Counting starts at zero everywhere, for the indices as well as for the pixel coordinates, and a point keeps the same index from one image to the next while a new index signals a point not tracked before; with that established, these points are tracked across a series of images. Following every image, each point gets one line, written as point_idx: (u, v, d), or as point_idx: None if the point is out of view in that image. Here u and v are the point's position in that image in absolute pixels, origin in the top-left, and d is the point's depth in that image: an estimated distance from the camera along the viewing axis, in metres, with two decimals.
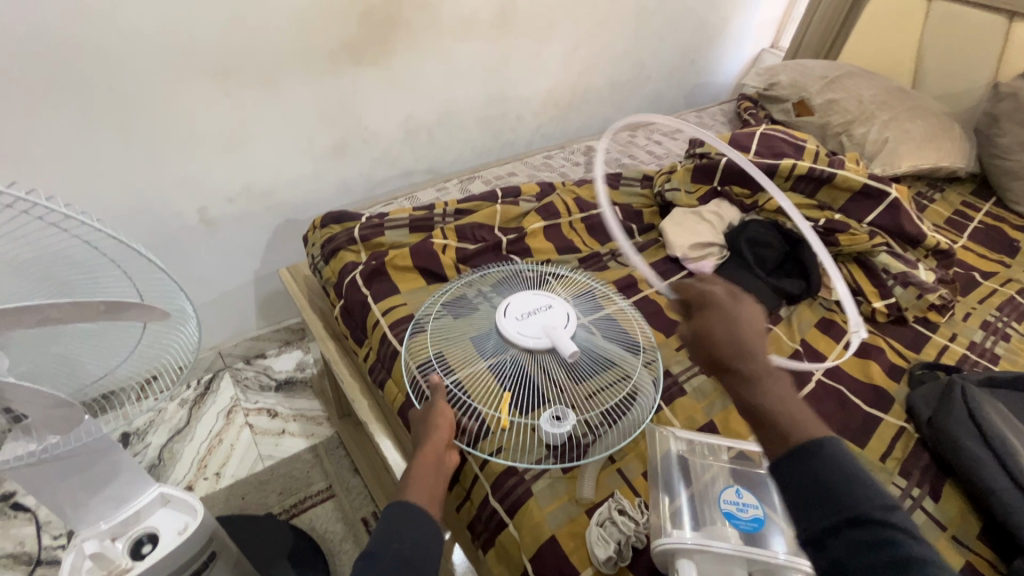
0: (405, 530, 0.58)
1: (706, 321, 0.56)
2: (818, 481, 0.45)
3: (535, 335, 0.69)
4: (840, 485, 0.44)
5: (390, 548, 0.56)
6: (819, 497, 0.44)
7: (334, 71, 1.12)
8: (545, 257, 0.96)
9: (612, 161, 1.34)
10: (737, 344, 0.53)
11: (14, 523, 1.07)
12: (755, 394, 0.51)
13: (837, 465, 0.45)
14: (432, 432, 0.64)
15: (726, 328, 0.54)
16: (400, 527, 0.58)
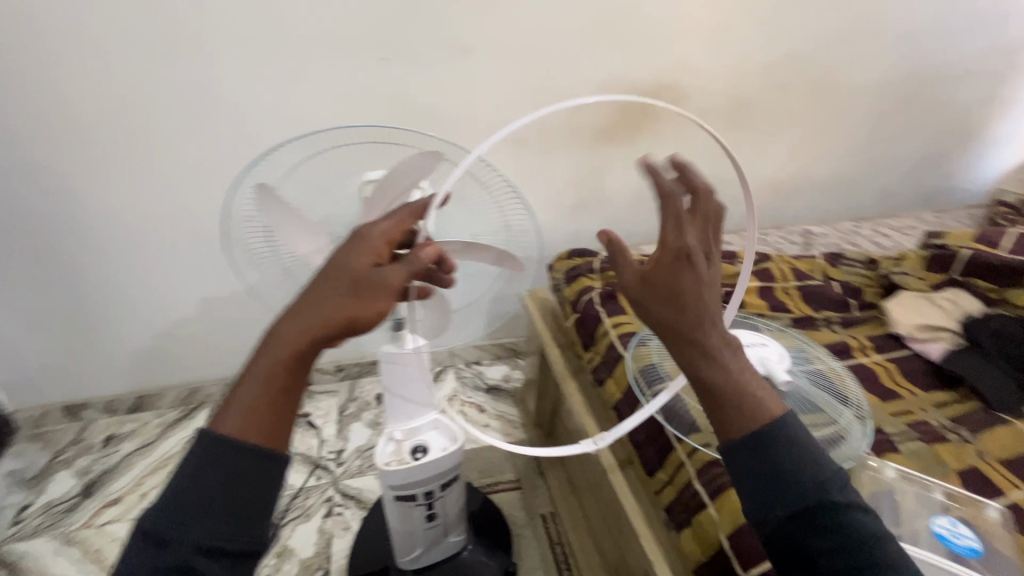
0: (226, 477, 0.52)
1: (662, 287, 0.55)
2: (766, 476, 0.55)
3: (756, 362, 0.83)
4: (802, 476, 0.54)
5: (184, 533, 0.50)
6: (774, 486, 0.54)
7: (593, 146, 1.42)
8: (758, 311, 1.06)
9: (832, 245, 1.38)
10: (698, 318, 0.55)
11: (307, 435, 1.49)
12: (711, 367, 0.56)
13: (805, 461, 0.55)
14: (291, 338, 0.55)
15: (679, 302, 0.55)
16: (208, 472, 0.52)
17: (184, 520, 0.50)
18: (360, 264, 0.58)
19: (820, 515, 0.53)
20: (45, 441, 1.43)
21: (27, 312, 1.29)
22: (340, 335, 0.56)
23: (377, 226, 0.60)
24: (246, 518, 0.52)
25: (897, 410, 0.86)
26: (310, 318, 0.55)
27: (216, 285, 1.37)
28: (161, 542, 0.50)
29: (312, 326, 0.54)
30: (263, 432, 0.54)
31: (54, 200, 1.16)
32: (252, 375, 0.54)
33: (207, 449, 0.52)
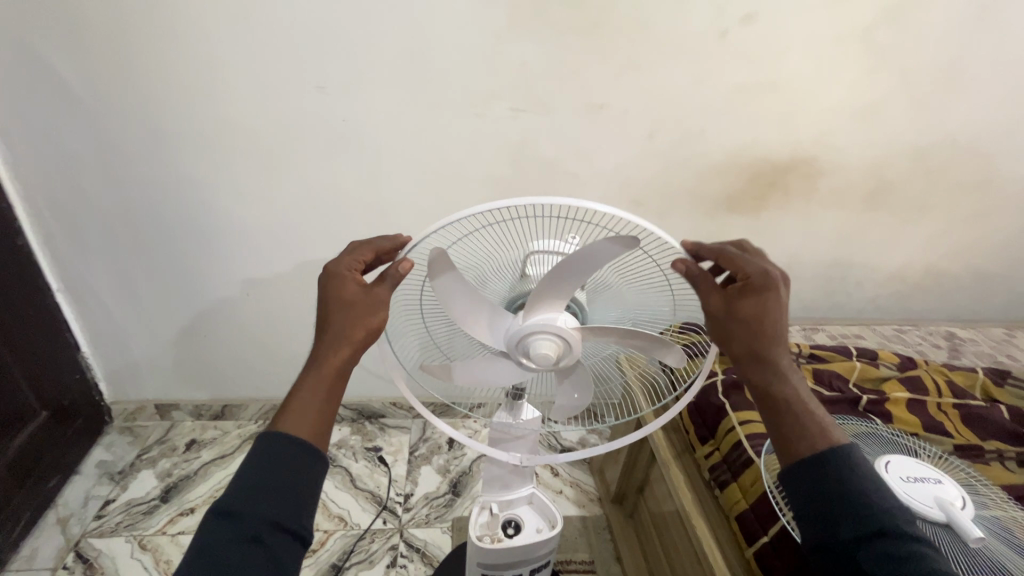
0: (286, 463, 0.55)
1: (749, 302, 0.56)
2: (829, 491, 0.54)
3: (933, 503, 0.69)
4: (869, 498, 0.53)
5: (256, 509, 0.53)
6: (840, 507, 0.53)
7: (713, 214, 1.34)
8: (911, 430, 0.92)
9: (983, 355, 1.21)
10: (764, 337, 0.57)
11: (376, 471, 1.45)
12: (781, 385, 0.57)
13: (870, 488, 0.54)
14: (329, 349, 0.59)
15: (753, 327, 0.56)
16: (270, 456, 0.55)
17: (253, 497, 0.53)
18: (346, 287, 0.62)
19: (886, 539, 0.51)
20: (134, 436, 1.47)
21: (143, 314, 1.35)
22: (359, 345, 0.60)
23: (342, 267, 0.64)
24: (296, 500, 0.55)
25: None
26: (332, 339, 0.59)
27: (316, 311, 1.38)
28: (231, 517, 0.52)
29: (341, 342, 0.59)
30: (317, 425, 0.58)
31: (189, 215, 1.22)
32: (300, 389, 0.59)
33: (272, 441, 0.56)
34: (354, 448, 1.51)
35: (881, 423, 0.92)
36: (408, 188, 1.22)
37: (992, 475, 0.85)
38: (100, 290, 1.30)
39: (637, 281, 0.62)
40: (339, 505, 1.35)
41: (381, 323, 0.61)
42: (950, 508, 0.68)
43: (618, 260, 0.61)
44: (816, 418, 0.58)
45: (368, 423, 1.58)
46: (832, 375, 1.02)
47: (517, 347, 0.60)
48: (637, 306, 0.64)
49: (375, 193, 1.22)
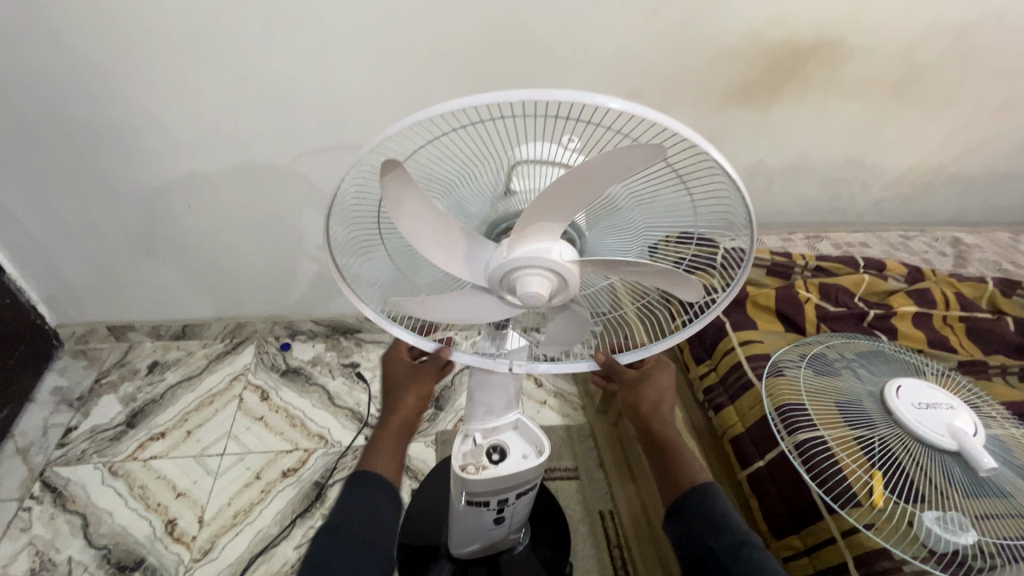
0: (370, 490, 0.67)
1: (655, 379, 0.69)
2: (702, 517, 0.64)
3: (946, 431, 0.64)
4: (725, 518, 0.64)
5: (350, 525, 0.64)
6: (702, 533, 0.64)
7: (720, 107, 1.17)
8: (916, 347, 0.87)
9: (990, 262, 1.15)
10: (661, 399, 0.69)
11: (355, 387, 1.40)
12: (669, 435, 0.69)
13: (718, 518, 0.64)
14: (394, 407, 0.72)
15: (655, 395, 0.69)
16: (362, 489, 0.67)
17: (344, 513, 0.64)
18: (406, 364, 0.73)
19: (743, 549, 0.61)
20: (89, 359, 1.37)
21: (72, 231, 1.18)
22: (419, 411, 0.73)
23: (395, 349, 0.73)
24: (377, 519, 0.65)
25: None
26: (393, 402, 0.72)
27: (270, 224, 1.23)
28: (336, 530, 0.63)
29: (401, 404, 0.72)
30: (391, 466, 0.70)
31: (99, 111, 1.01)
32: (378, 441, 0.71)
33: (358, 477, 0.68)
34: (330, 365, 1.44)
35: (889, 341, 0.87)
36: (362, 75, 1.01)
37: (998, 393, 0.81)
38: (8, 202, 1.11)
39: (653, 202, 0.50)
40: (318, 423, 1.30)
41: (428, 390, 0.73)
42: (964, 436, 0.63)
43: (633, 175, 0.48)
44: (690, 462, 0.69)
45: (343, 339, 1.50)
46: (841, 291, 0.94)
47: (502, 284, 0.48)
48: (647, 229, 0.52)
49: (323, 80, 1.01)
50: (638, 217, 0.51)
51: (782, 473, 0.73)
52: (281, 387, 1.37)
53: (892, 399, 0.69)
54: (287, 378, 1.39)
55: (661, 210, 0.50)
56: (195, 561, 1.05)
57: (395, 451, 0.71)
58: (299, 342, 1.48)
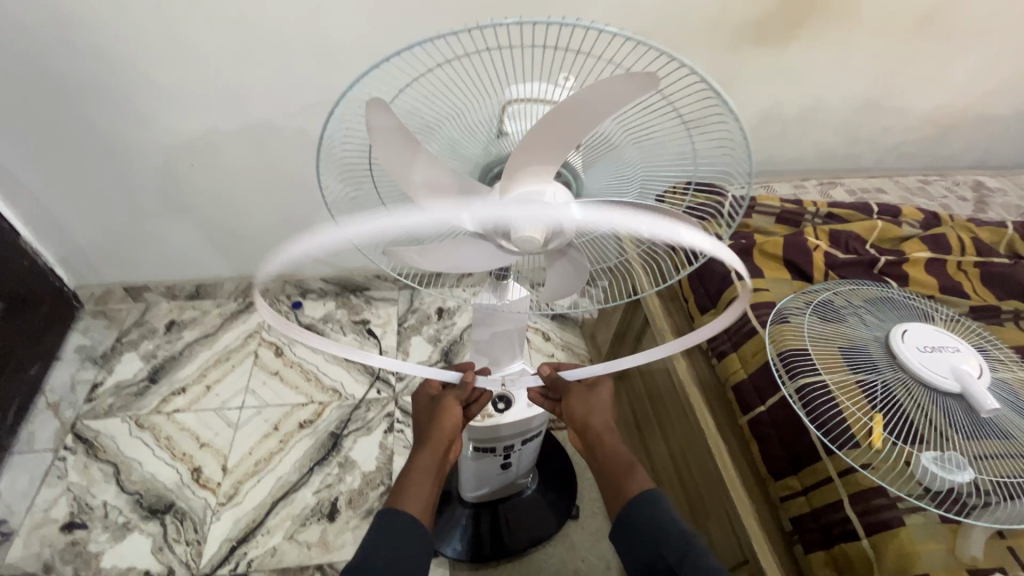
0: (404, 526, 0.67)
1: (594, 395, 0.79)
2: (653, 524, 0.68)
3: (951, 374, 0.65)
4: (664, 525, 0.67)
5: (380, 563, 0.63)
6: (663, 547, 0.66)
7: (733, 47, 1.11)
8: (927, 293, 0.86)
9: (1012, 207, 1.11)
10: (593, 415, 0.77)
11: (367, 343, 1.43)
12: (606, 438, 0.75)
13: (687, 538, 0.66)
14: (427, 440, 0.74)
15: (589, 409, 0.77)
16: (395, 527, 0.67)
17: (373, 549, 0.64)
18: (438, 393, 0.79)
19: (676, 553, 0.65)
20: (109, 319, 1.41)
21: (82, 194, 1.19)
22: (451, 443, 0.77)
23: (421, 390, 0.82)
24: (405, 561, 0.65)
25: None
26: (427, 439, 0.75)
27: (274, 183, 1.23)
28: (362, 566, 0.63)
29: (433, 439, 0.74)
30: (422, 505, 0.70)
31: (96, 67, 0.99)
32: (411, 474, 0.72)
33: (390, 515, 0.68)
34: (341, 322, 1.47)
35: (901, 288, 0.85)
36: (358, 23, 0.98)
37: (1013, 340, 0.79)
38: (14, 163, 1.12)
39: (649, 140, 0.48)
40: (331, 377, 1.34)
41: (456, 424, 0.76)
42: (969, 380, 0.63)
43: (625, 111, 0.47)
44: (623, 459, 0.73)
45: (353, 297, 1.52)
46: (852, 237, 0.92)
47: (496, 231, 0.48)
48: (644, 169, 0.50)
49: (318, 29, 0.98)
50: (634, 154, 0.49)
51: (781, 417, 0.73)
52: (294, 344, 1.40)
53: (898, 344, 0.69)
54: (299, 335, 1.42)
55: (660, 146, 0.48)
56: (222, 504, 1.11)
57: (426, 488, 0.71)
58: (310, 301, 1.50)
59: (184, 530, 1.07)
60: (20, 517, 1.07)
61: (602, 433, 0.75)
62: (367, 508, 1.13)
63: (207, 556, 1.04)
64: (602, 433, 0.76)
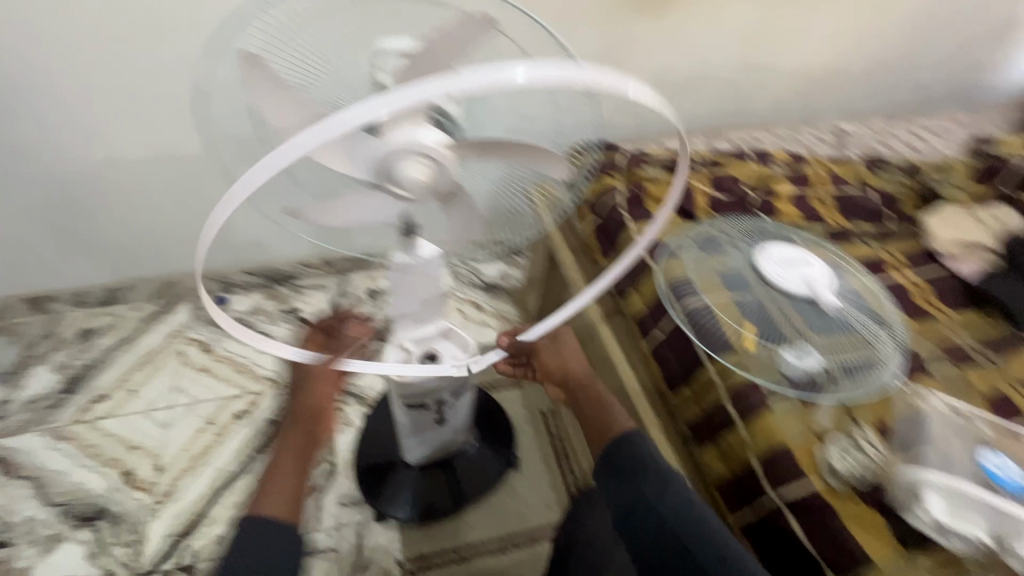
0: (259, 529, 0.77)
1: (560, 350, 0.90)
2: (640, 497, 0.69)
3: (804, 283, 0.77)
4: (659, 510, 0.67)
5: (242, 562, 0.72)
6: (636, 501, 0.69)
7: (619, 15, 1.20)
8: (793, 222, 0.98)
9: (866, 147, 1.28)
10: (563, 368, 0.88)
11: (299, 330, 1.43)
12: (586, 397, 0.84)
13: (656, 477, 0.71)
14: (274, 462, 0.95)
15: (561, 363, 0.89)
16: (253, 531, 0.76)
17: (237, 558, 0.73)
18: (317, 384, 1.06)
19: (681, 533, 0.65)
20: (13, 333, 1.33)
21: None
22: (319, 417, 1.03)
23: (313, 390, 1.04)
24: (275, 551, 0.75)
25: (927, 331, 0.83)
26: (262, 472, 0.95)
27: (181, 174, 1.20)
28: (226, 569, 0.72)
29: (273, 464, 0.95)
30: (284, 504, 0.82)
31: None
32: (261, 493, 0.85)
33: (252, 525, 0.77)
34: (271, 312, 1.46)
35: (771, 219, 0.97)
36: None
37: (860, 255, 0.93)
38: None
39: None
40: (265, 367, 1.33)
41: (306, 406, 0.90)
42: (817, 287, 0.76)
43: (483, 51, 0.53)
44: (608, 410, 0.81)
45: (281, 287, 1.51)
46: (731, 180, 1.03)
47: (382, 172, 0.53)
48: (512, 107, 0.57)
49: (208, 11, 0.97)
50: None
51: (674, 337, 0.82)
52: (222, 338, 1.38)
53: (764, 263, 0.80)
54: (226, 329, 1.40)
55: (523, 92, 0.55)
56: (160, 502, 1.10)
57: (287, 492, 0.84)
58: (236, 295, 1.47)
59: (121, 533, 1.05)
60: None
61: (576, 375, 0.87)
62: (312, 486, 1.15)
63: (149, 554, 1.04)
64: (579, 376, 0.87)
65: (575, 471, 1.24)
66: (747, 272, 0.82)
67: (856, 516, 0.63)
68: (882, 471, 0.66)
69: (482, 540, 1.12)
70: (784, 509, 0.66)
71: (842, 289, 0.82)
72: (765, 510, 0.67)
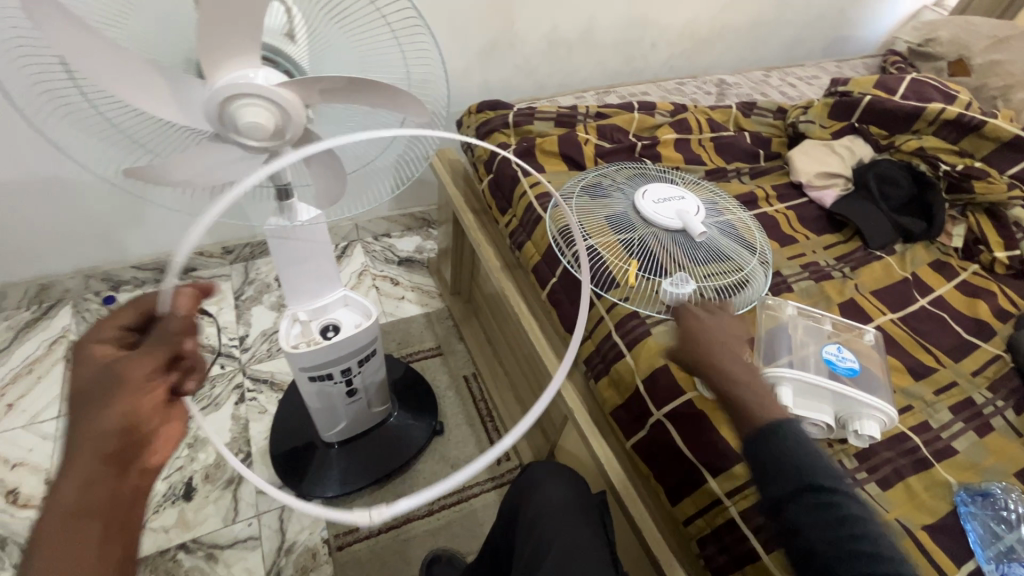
0: None
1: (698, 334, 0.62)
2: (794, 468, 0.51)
3: (677, 215, 0.81)
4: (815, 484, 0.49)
5: None
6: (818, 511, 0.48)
7: None
8: (674, 165, 1.03)
9: (745, 95, 1.36)
10: (717, 362, 0.59)
11: (202, 323, 1.35)
12: (719, 377, 0.58)
13: (833, 486, 0.49)
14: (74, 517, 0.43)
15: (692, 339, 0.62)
16: None
17: None
18: (112, 363, 0.48)
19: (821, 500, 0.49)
20: None
21: None
22: (129, 446, 0.46)
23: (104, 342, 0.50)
24: None
25: (792, 254, 0.91)
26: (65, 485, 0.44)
27: (35, 162, 1.08)
28: None
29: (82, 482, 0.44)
30: None
31: None
32: None
33: None
34: None
35: (654, 164, 1.02)
36: None
37: (735, 191, 1.00)
38: None
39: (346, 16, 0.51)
40: None
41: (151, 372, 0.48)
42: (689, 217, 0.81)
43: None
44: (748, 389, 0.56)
45: (177, 280, 1.41)
46: (616, 130, 1.07)
47: (223, 123, 0.50)
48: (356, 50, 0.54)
49: None
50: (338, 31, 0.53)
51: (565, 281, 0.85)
52: None
53: (641, 201, 0.84)
54: None
55: (373, 56, 0.54)
56: None
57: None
58: (126, 293, 1.36)
59: (8, 555, 0.97)
60: None
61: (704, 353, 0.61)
62: (227, 479, 1.10)
63: None
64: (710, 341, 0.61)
65: (506, 442, 1.23)
66: (627, 212, 0.86)
67: (727, 420, 0.69)
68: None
69: (410, 507, 1.12)
70: (664, 421, 0.71)
71: (714, 219, 0.87)
72: (651, 428, 0.72)
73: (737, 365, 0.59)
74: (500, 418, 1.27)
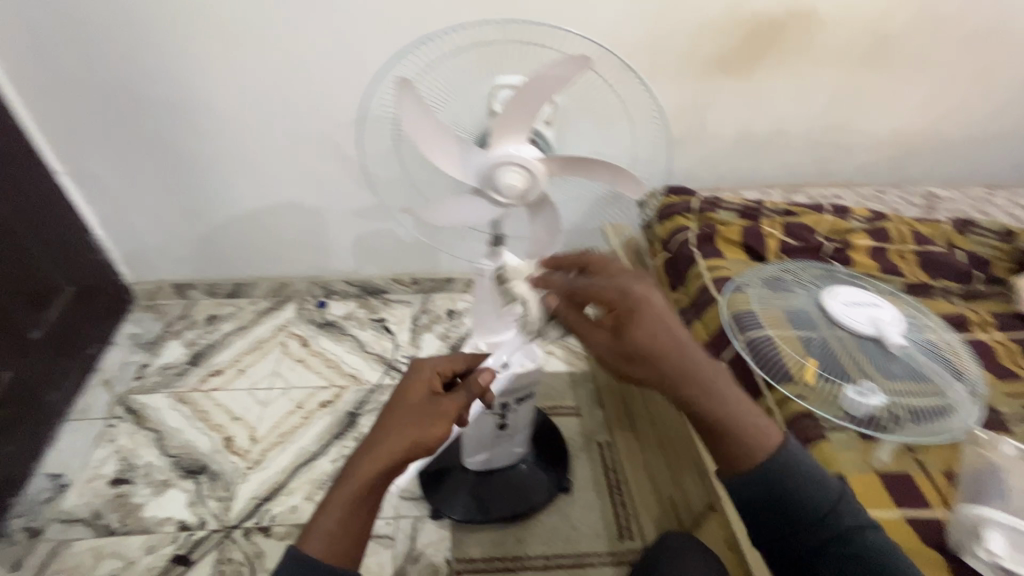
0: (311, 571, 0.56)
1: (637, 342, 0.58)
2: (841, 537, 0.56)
3: (871, 323, 0.78)
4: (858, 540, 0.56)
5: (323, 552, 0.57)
6: (760, 480, 0.58)
7: (703, 75, 1.30)
8: (868, 272, 0.99)
9: (959, 212, 1.25)
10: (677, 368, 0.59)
11: (383, 337, 1.58)
12: (709, 403, 0.59)
13: (791, 463, 0.59)
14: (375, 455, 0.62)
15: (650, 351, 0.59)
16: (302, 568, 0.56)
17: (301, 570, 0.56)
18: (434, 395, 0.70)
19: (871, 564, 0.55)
20: (157, 312, 1.59)
21: (147, 198, 1.40)
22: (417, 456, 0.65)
23: (424, 369, 0.73)
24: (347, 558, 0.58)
25: (1012, 391, 0.81)
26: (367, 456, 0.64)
27: (310, 191, 1.43)
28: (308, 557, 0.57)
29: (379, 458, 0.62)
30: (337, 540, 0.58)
31: (174, 90, 1.22)
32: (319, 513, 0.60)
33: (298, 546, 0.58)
34: (361, 319, 1.62)
35: (845, 268, 0.98)
36: None
37: (943, 311, 0.92)
38: (98, 172, 1.34)
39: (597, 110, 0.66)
40: (350, 365, 1.49)
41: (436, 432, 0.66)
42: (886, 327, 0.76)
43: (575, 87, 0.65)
44: (739, 424, 0.60)
45: (372, 298, 1.68)
46: (805, 229, 1.07)
47: (486, 181, 0.65)
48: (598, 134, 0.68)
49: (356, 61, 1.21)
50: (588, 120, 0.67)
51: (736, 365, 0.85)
52: (318, 336, 1.56)
53: (830, 301, 0.81)
54: (322, 329, 1.58)
55: (610, 126, 0.67)
56: (250, 468, 1.25)
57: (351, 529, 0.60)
58: (334, 301, 1.66)
59: (216, 488, 1.21)
60: (75, 472, 1.22)
61: (653, 355, 0.59)
62: None
63: (236, 510, 1.17)
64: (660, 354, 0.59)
65: (629, 517, 1.22)
66: (813, 309, 0.84)
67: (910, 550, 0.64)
68: (942, 514, 0.68)
69: (529, 555, 1.15)
70: None
71: (915, 335, 0.81)
72: None
73: (725, 381, 0.60)
74: (628, 492, 1.25)
